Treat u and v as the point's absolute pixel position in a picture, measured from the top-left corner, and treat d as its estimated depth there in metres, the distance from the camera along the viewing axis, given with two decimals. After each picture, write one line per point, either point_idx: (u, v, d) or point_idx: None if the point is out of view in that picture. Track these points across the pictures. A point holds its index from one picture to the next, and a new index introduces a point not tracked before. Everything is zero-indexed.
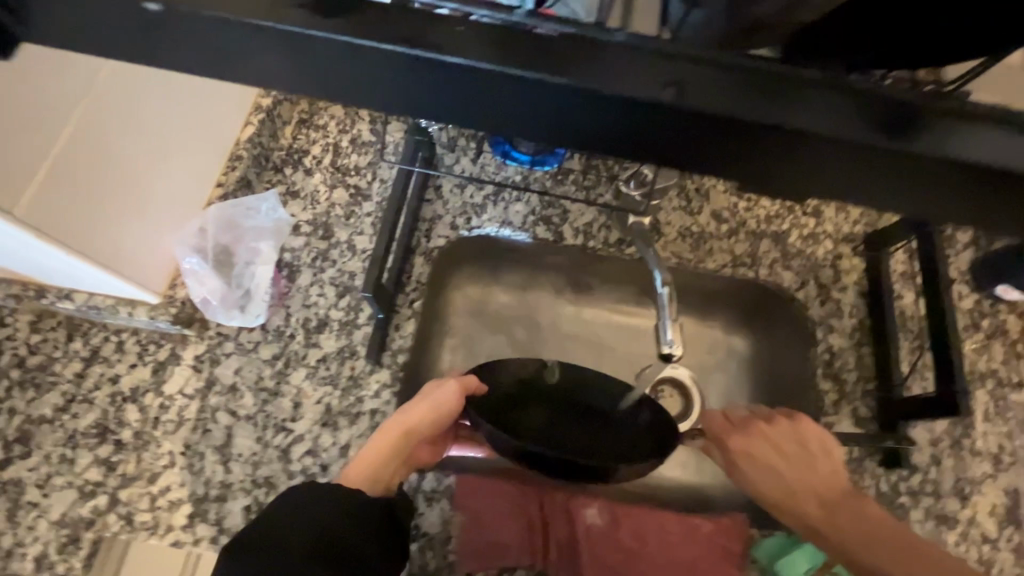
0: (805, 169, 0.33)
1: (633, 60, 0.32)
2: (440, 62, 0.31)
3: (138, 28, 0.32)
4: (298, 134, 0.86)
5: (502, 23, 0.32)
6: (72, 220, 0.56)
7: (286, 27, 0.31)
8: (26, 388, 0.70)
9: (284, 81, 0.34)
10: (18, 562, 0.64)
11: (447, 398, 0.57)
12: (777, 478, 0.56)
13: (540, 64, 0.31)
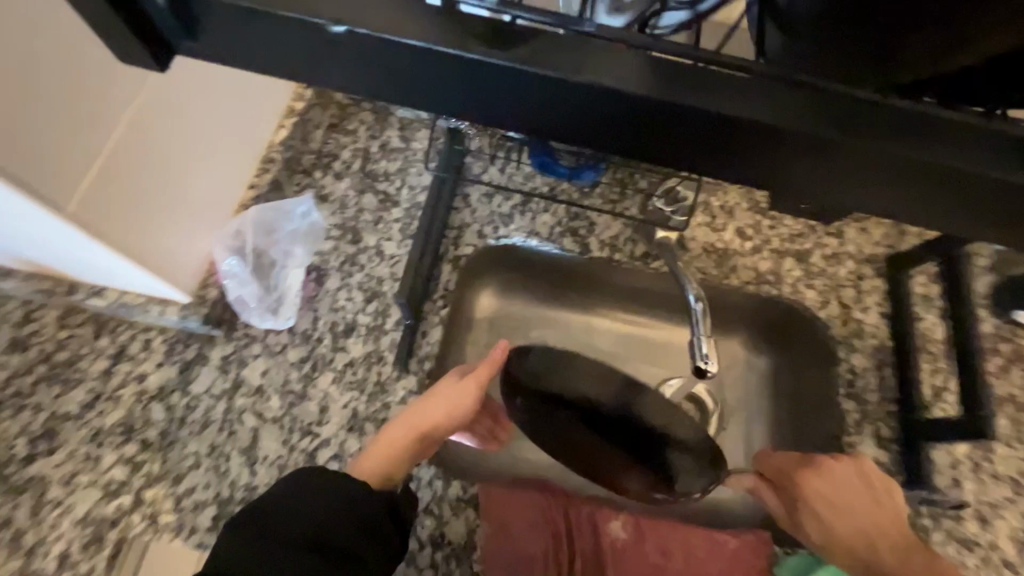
0: (889, 197, 0.36)
1: (782, 93, 0.34)
2: (603, 90, 0.33)
3: (315, 47, 0.35)
4: (328, 138, 0.86)
5: (665, 55, 0.33)
6: (116, 219, 0.56)
7: (460, 55, 0.34)
8: (52, 384, 0.70)
9: (441, 100, 0.37)
10: (40, 560, 0.63)
11: (470, 389, 0.61)
12: (852, 522, 0.59)
13: (697, 96, 0.33)
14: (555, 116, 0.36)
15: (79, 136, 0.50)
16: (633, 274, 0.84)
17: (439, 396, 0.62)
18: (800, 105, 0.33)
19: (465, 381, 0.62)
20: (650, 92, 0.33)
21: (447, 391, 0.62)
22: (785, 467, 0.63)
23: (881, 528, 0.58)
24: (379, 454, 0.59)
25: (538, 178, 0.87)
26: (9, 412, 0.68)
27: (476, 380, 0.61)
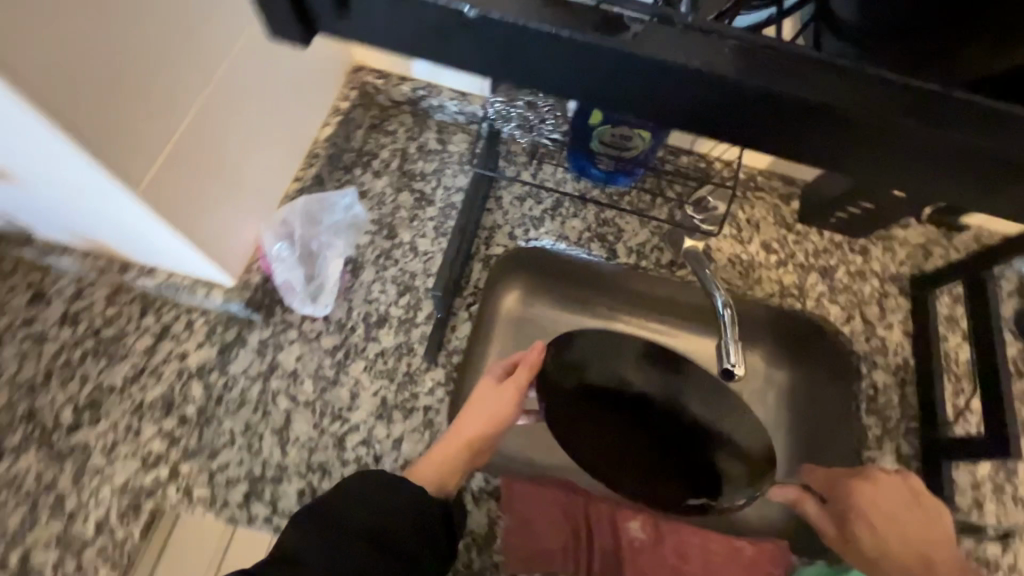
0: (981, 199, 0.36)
1: (894, 92, 0.33)
2: (731, 81, 0.33)
3: (445, 29, 0.35)
4: (369, 138, 0.90)
5: (777, 46, 0.33)
6: (178, 201, 0.59)
7: (584, 40, 0.33)
8: (99, 358, 0.73)
9: (566, 86, 0.36)
10: (79, 525, 0.66)
11: (513, 391, 0.64)
12: (904, 535, 0.59)
13: (827, 89, 0.33)
14: (670, 109, 0.36)
15: (159, 119, 0.53)
16: (663, 283, 0.84)
17: (484, 402, 0.64)
18: (901, 99, 0.33)
19: (507, 385, 0.64)
20: (772, 84, 0.33)
21: (491, 396, 0.65)
22: (834, 480, 0.64)
23: (935, 547, 0.58)
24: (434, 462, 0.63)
25: (568, 184, 0.90)
26: (58, 382, 0.72)
27: (518, 383, 0.64)
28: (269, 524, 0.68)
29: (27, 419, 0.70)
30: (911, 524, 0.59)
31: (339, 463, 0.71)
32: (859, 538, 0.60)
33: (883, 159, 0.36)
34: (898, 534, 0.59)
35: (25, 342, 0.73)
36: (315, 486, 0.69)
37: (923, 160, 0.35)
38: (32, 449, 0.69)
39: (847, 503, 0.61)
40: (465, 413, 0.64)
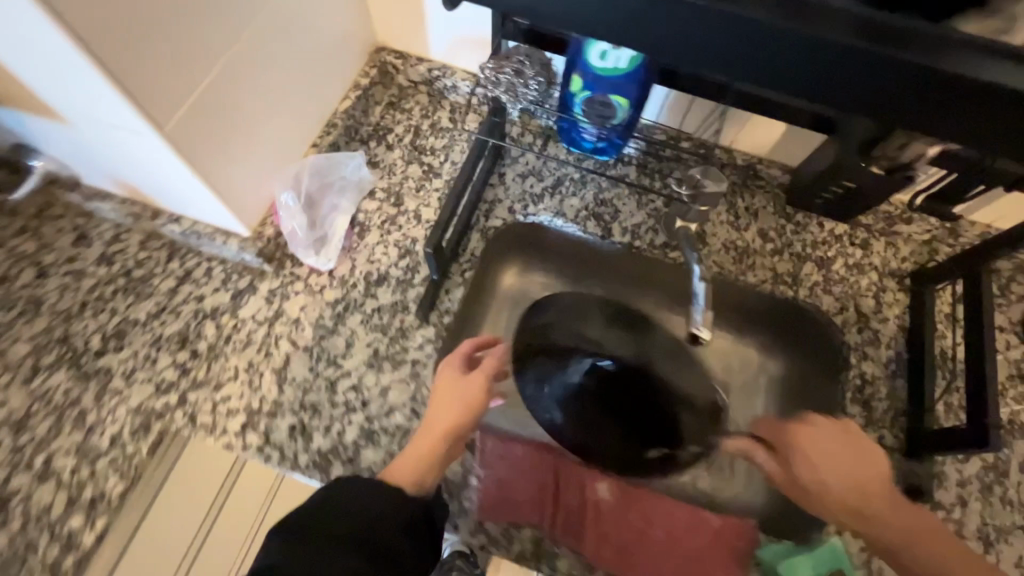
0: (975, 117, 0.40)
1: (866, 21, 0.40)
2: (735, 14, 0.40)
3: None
4: (384, 115, 0.96)
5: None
6: (199, 150, 0.66)
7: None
8: (128, 294, 0.81)
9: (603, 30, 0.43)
10: (97, 437, 0.73)
11: (487, 376, 0.67)
12: (841, 472, 0.56)
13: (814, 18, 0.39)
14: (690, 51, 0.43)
15: (187, 71, 0.60)
16: (653, 267, 0.86)
17: (460, 392, 0.65)
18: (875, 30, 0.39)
19: (479, 372, 0.66)
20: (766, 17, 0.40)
21: (466, 385, 0.66)
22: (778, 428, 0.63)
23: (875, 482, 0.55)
24: (418, 458, 0.59)
25: (571, 165, 0.93)
26: (91, 312, 0.80)
27: (490, 369, 0.67)
28: (261, 453, 0.73)
29: (62, 342, 0.78)
30: (850, 464, 0.56)
31: (329, 405, 0.76)
32: (800, 479, 0.58)
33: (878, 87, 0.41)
34: (834, 471, 0.56)
35: (67, 276, 0.82)
36: (305, 423, 0.75)
37: (912, 86, 0.40)
38: (63, 368, 0.77)
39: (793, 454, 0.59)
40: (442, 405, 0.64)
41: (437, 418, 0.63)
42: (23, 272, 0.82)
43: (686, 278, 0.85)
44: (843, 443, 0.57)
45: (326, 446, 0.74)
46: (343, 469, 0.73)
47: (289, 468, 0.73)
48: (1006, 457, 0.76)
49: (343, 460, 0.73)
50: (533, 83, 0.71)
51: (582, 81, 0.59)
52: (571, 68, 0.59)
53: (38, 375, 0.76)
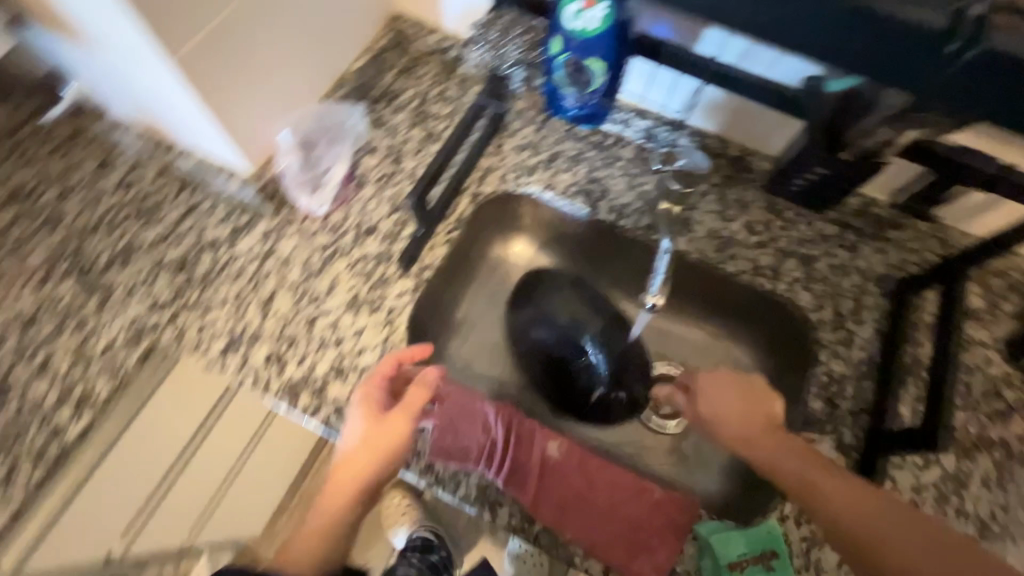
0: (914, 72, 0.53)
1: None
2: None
3: None
4: (397, 80, 0.99)
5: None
6: (209, 83, 0.71)
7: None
8: (138, 219, 0.88)
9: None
10: (94, 342, 0.79)
11: (402, 421, 0.66)
12: (731, 406, 0.72)
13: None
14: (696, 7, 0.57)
15: (201, 6, 0.65)
16: (626, 244, 0.91)
17: (369, 445, 0.65)
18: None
19: (394, 416, 0.66)
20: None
21: (376, 434, 0.65)
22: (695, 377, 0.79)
23: (756, 420, 0.70)
24: (315, 540, 0.62)
25: (568, 143, 0.94)
26: (103, 232, 0.86)
27: (407, 412, 0.66)
28: (238, 374, 0.78)
29: (74, 256, 0.85)
30: (746, 411, 0.71)
31: (305, 338, 0.80)
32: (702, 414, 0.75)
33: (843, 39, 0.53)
34: (726, 408, 0.73)
35: (86, 198, 0.89)
36: (282, 352, 0.79)
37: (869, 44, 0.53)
38: (72, 278, 0.83)
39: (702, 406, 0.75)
40: (349, 458, 0.64)
41: (346, 479, 0.64)
42: (49, 190, 0.89)
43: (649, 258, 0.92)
44: (733, 386, 0.74)
45: (297, 376, 0.78)
46: (310, 399, 0.77)
47: (261, 392, 0.77)
48: (967, 469, 0.75)
49: (311, 391, 0.77)
50: (517, 42, 0.76)
51: (563, 43, 0.66)
52: (553, 32, 0.66)
53: (50, 281, 0.83)
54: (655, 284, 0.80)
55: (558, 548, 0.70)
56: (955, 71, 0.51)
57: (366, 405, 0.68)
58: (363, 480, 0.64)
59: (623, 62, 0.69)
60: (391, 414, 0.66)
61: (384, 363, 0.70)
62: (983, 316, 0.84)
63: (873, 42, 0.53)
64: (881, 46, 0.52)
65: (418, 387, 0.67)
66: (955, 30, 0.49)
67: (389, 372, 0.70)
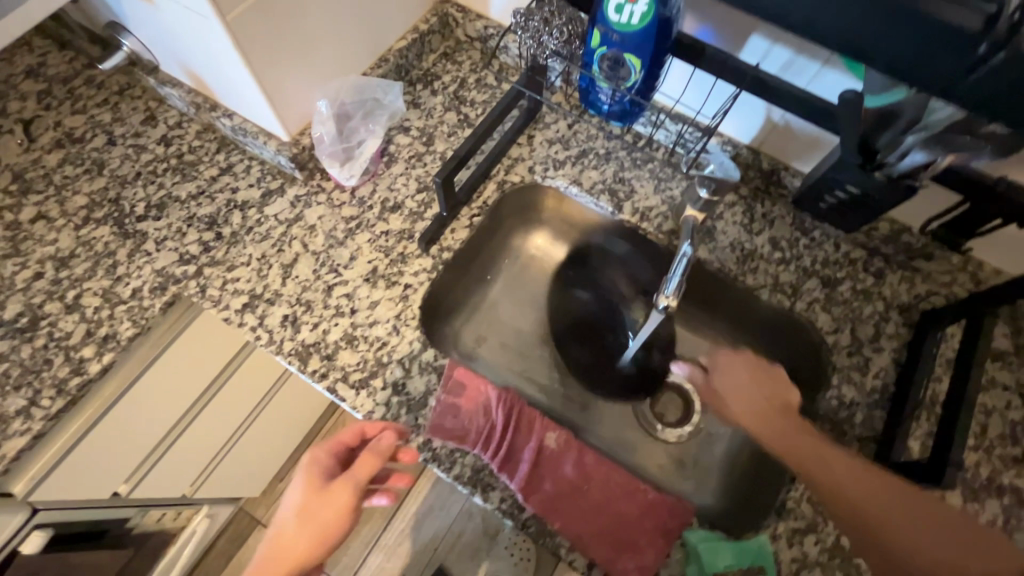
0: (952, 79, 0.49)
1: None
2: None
3: None
4: (437, 63, 1.02)
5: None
6: (255, 47, 0.73)
7: None
8: (176, 174, 0.91)
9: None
10: (122, 287, 0.82)
11: (347, 488, 0.64)
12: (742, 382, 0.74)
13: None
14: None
15: None
16: (642, 247, 0.93)
17: (307, 517, 0.62)
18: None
19: (340, 484, 0.64)
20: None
21: (317, 502, 0.63)
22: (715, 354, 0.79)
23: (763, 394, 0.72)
24: None
25: (599, 141, 0.95)
26: (142, 183, 0.90)
27: (352, 481, 0.65)
28: (252, 332, 0.80)
29: (113, 202, 0.88)
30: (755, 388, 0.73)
31: (321, 305, 0.82)
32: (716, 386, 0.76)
33: (885, 41, 0.50)
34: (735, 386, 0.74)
35: (130, 148, 0.93)
36: (297, 316, 0.81)
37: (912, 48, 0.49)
38: (109, 224, 0.87)
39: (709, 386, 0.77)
40: (285, 531, 0.61)
41: (279, 547, 0.61)
42: (96, 138, 0.93)
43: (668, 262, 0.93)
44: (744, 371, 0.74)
45: (309, 340, 0.80)
46: (320, 363, 0.78)
47: (274, 352, 0.80)
48: (974, 510, 0.73)
49: (321, 355, 0.79)
50: (557, 32, 0.75)
51: (602, 37, 0.66)
52: (594, 24, 0.66)
53: (87, 225, 0.87)
54: (670, 283, 0.79)
55: (546, 537, 0.70)
56: (979, 78, 0.48)
57: (319, 468, 0.67)
58: (292, 558, 0.60)
59: (661, 59, 0.68)
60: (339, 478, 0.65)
61: (345, 430, 0.68)
62: (1008, 358, 0.81)
63: (902, 41, 0.49)
64: (908, 45, 0.49)
65: (367, 453, 0.65)
66: (988, 32, 0.46)
67: (350, 438, 0.68)
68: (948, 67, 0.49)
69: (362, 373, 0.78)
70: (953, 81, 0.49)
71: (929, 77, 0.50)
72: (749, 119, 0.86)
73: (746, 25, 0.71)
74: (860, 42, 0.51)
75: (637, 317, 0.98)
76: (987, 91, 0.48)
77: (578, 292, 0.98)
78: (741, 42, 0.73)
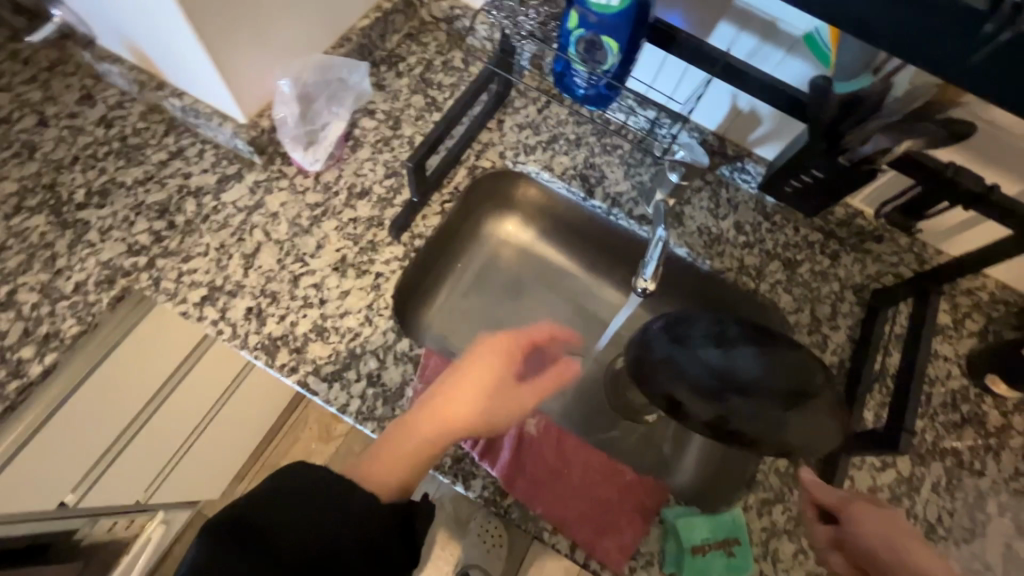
0: (940, 61, 0.47)
1: None
2: None
3: None
4: (402, 45, 0.97)
5: None
6: (206, 18, 0.68)
7: None
8: (120, 158, 0.84)
9: None
10: (62, 280, 0.76)
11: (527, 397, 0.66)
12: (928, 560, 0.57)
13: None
14: None
15: None
16: (609, 234, 0.96)
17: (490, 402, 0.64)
18: None
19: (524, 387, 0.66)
20: None
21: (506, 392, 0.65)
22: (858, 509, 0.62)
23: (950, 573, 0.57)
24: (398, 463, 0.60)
25: (569, 126, 0.94)
26: (81, 167, 0.83)
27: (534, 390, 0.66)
28: (213, 327, 0.76)
29: (48, 189, 0.81)
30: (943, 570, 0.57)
31: (287, 295, 0.79)
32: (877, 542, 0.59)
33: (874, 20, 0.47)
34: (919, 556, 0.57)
35: (65, 130, 0.85)
36: (262, 308, 0.77)
37: (898, 31, 0.47)
38: (44, 213, 0.80)
39: (863, 547, 0.60)
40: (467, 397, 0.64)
41: (445, 416, 0.62)
42: (25, 118, 0.85)
43: (637, 248, 0.96)
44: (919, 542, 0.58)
45: (276, 333, 0.76)
46: (288, 356, 0.75)
47: (238, 346, 0.75)
48: (921, 473, 0.79)
49: (290, 348, 0.76)
50: (533, 13, 0.74)
51: (579, 18, 0.66)
52: (572, 5, 0.66)
53: (20, 214, 0.79)
54: (646, 267, 0.81)
55: (528, 523, 0.71)
56: (978, 61, 0.46)
57: (496, 369, 0.65)
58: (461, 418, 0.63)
59: (637, 44, 0.68)
60: (511, 386, 0.65)
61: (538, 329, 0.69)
62: (947, 331, 0.88)
63: (904, 18, 0.46)
64: (901, 26, 0.46)
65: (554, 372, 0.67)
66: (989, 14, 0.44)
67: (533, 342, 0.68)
68: (943, 48, 0.47)
69: (334, 366, 0.75)
70: (946, 64, 0.47)
71: (926, 58, 0.48)
72: (715, 106, 0.89)
73: (715, 11, 0.72)
74: (852, 20, 0.48)
75: (606, 302, 1.00)
76: (976, 75, 0.47)
77: (546, 286, 1.01)
78: (709, 28, 0.75)
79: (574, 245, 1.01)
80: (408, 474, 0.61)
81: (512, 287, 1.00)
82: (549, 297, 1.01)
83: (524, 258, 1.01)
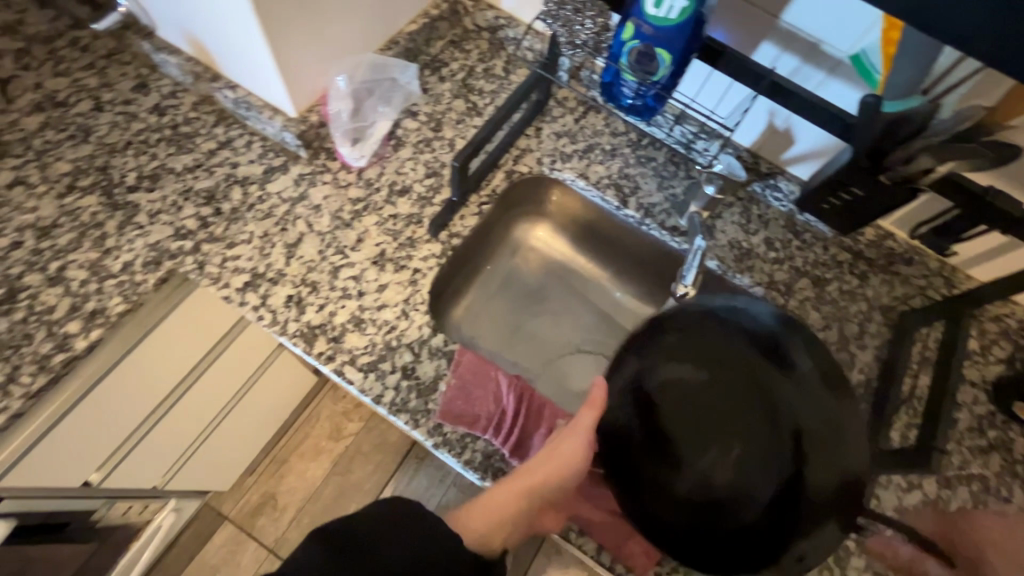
0: None
1: None
2: None
3: None
4: (445, 50, 1.00)
5: None
6: (272, 15, 0.71)
7: None
8: (170, 145, 0.87)
9: None
10: (111, 259, 0.78)
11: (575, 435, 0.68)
12: None
13: None
14: None
15: None
16: (640, 243, 0.97)
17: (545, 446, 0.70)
18: None
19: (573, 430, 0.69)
20: None
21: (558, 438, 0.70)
22: None
23: None
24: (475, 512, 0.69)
25: (605, 137, 0.96)
26: (133, 152, 0.85)
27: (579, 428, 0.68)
28: (253, 313, 0.78)
29: (101, 170, 0.84)
30: None
31: (327, 285, 0.80)
32: None
33: None
34: None
35: (120, 116, 0.88)
36: (302, 297, 0.79)
37: None
38: (97, 193, 0.82)
39: None
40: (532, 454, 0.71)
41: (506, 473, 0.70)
42: (81, 102, 0.88)
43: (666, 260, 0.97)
44: None
45: (315, 321, 0.78)
46: (326, 345, 0.76)
47: (276, 332, 0.77)
48: (947, 496, 0.78)
49: (327, 338, 0.77)
50: (589, 23, 0.76)
51: (635, 30, 0.68)
52: (629, 17, 0.68)
53: (72, 194, 0.82)
54: (686, 274, 0.82)
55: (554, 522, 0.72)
56: None
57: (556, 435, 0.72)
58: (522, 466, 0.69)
59: (688, 57, 0.70)
60: (564, 432, 0.69)
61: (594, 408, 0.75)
62: (973, 357, 0.88)
63: None
64: None
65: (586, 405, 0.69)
66: None
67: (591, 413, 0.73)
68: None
69: (370, 357, 0.77)
70: None
71: None
72: (753, 125, 0.91)
73: (762, 30, 0.74)
74: None
75: (631, 310, 1.02)
76: None
77: (573, 292, 1.03)
78: (753, 47, 0.77)
79: (603, 252, 1.02)
80: (484, 519, 0.67)
81: (540, 291, 1.02)
82: (574, 301, 1.02)
83: (553, 261, 1.02)
